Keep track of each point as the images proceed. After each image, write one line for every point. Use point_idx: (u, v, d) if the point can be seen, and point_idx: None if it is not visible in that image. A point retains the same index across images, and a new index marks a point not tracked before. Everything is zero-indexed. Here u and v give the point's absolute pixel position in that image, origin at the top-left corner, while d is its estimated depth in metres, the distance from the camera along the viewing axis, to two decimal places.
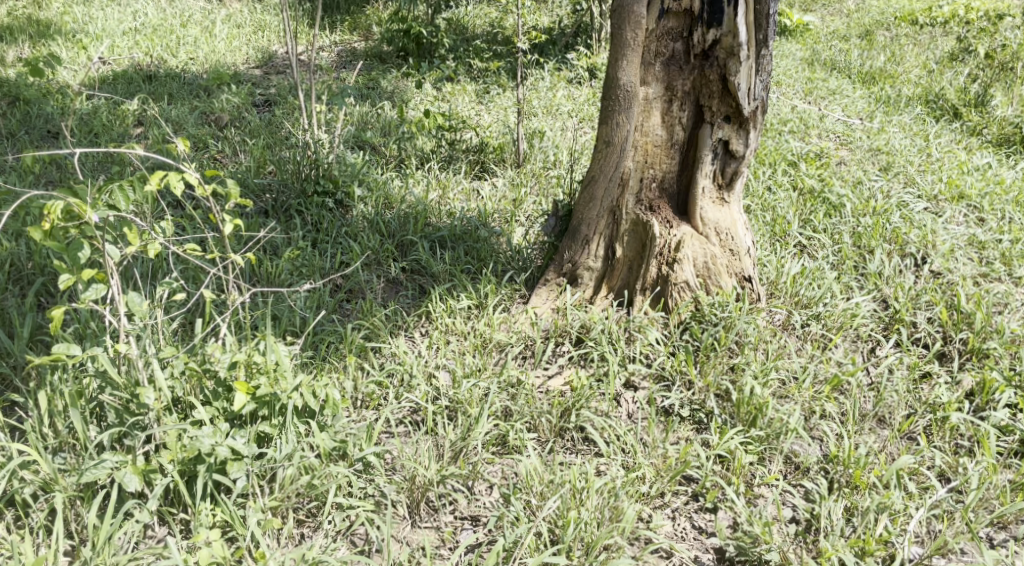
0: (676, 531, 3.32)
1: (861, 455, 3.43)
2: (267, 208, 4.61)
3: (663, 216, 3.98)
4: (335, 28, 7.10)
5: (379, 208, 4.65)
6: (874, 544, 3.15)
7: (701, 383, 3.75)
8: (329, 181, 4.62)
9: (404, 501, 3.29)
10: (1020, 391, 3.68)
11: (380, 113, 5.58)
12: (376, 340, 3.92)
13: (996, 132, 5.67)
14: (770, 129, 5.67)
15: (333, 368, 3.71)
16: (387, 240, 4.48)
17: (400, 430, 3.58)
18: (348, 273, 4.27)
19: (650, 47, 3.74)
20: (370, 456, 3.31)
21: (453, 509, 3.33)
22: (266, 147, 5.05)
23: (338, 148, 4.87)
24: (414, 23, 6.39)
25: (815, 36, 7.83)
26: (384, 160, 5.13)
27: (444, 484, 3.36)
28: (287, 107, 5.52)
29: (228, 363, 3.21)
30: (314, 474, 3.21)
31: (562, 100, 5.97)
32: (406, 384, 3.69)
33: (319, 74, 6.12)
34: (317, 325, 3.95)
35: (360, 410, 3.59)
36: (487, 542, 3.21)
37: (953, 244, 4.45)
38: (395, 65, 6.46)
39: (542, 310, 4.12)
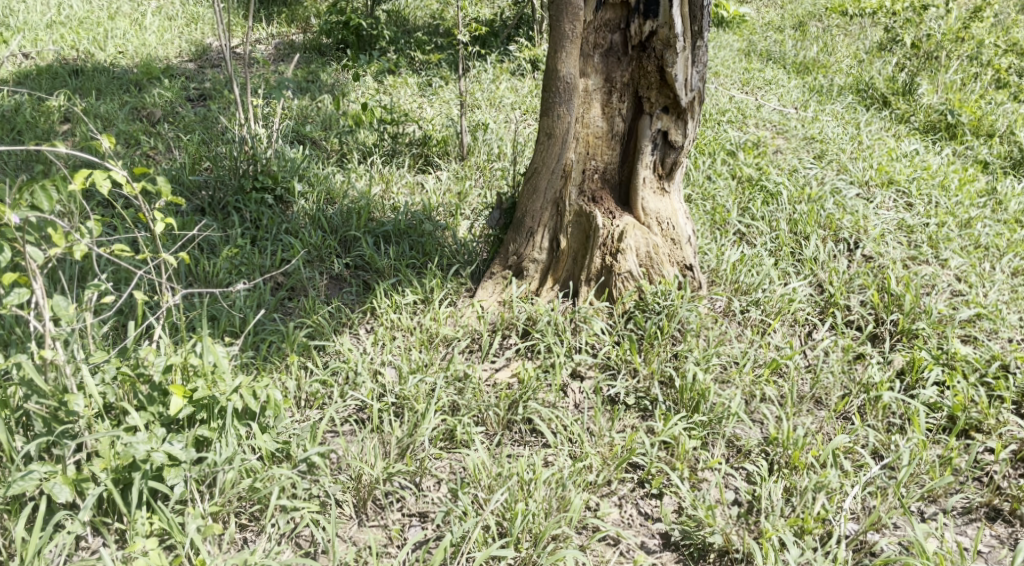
0: (622, 518, 3.38)
1: (799, 436, 3.52)
2: (203, 206, 4.55)
3: (606, 207, 4.03)
4: (271, 20, 7.03)
5: (321, 204, 4.63)
6: (812, 522, 3.24)
7: (645, 370, 3.82)
8: (267, 176, 4.59)
9: (350, 501, 3.30)
10: (948, 369, 3.80)
11: (320, 106, 5.54)
12: (320, 338, 3.91)
13: (923, 120, 5.82)
14: (709, 120, 5.77)
15: (275, 367, 3.69)
16: (329, 235, 4.46)
17: (346, 428, 3.59)
18: (290, 272, 4.25)
19: (588, 38, 3.77)
20: (314, 456, 3.30)
21: (401, 506, 3.34)
22: (201, 143, 4.99)
23: (277, 144, 4.83)
24: (353, 15, 6.35)
25: (751, 27, 7.97)
26: (325, 154, 5.11)
27: (391, 482, 3.36)
28: (223, 101, 5.46)
29: (163, 366, 3.15)
30: (257, 477, 3.21)
31: (505, 92, 5.99)
32: (351, 382, 3.69)
33: (257, 68, 6.06)
34: (259, 324, 3.93)
35: (304, 409, 3.58)
36: (435, 537, 3.23)
37: (883, 229, 4.58)
38: (335, 58, 6.43)
39: (488, 303, 4.16)
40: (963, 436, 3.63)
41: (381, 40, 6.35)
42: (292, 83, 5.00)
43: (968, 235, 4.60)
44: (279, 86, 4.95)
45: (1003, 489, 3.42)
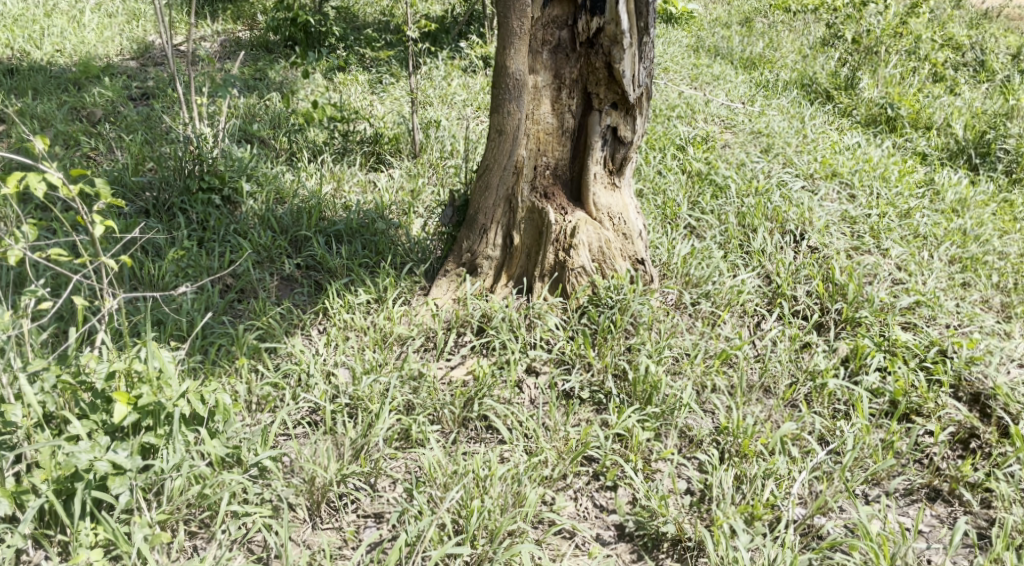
0: (578, 511, 3.42)
1: (748, 424, 3.59)
2: (147, 208, 4.50)
3: (558, 203, 4.07)
4: (216, 16, 6.96)
5: (270, 204, 4.61)
6: (762, 508, 3.31)
7: (599, 364, 3.86)
8: (214, 177, 4.54)
9: (303, 504, 3.29)
10: (889, 355, 3.90)
11: (268, 105, 5.50)
12: (271, 340, 3.89)
13: (864, 113, 5.95)
14: (659, 116, 5.84)
15: (224, 371, 3.67)
16: (279, 236, 4.44)
17: (298, 431, 3.58)
18: (239, 273, 4.22)
19: (536, 35, 3.79)
20: (266, 460, 3.30)
21: (356, 508, 3.35)
22: (144, 144, 4.94)
23: (224, 143, 4.79)
24: (300, 12, 6.31)
25: (699, 23, 8.07)
26: (274, 153, 5.08)
27: (345, 483, 3.37)
28: (166, 100, 5.39)
29: (105, 374, 3.14)
30: (206, 484, 3.20)
31: (457, 89, 5.99)
32: (303, 384, 3.68)
33: (203, 66, 6.00)
34: (207, 327, 3.90)
35: (255, 413, 3.56)
36: (390, 538, 3.24)
37: (828, 220, 4.68)
38: (282, 56, 6.39)
39: (442, 301, 4.17)
40: (905, 420, 3.73)
41: (329, 37, 6.32)
42: (238, 81, 4.96)
43: (908, 225, 4.71)
44: (224, 84, 4.90)
45: (942, 470, 3.53)
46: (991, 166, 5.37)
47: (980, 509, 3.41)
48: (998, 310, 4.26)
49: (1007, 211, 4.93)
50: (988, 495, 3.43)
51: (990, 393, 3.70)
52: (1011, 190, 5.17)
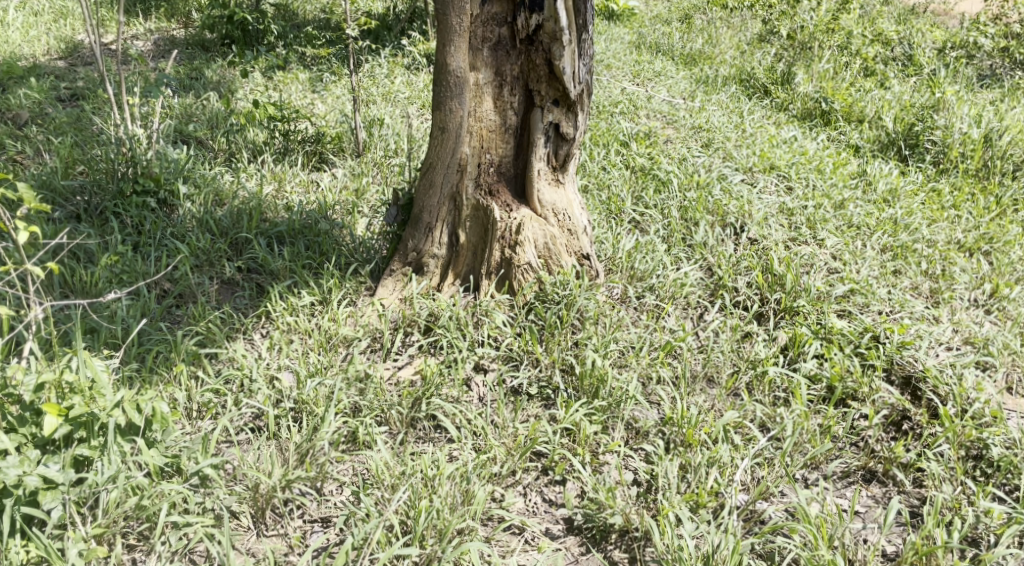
0: (527, 507, 3.46)
1: (692, 415, 3.65)
2: (78, 212, 4.43)
3: (503, 200, 4.09)
4: (148, 14, 6.87)
5: (208, 206, 4.56)
6: (706, 496, 3.39)
7: (547, 359, 3.90)
8: (148, 179, 4.49)
9: (247, 511, 3.28)
10: (826, 342, 4.00)
11: (205, 104, 5.44)
12: (212, 345, 3.86)
13: (800, 108, 6.09)
14: (602, 112, 5.90)
15: (161, 379, 3.63)
16: (219, 238, 4.40)
17: (241, 437, 3.56)
18: (177, 277, 4.17)
19: (476, 32, 3.81)
20: (207, 468, 3.27)
21: (302, 513, 3.33)
22: (74, 146, 4.85)
23: (159, 145, 4.73)
24: (237, 9, 6.24)
25: (640, 20, 8.15)
26: (212, 154, 5.02)
27: (290, 489, 3.34)
28: (97, 101, 5.31)
29: (34, 386, 3.08)
30: (144, 495, 3.16)
31: (400, 86, 5.99)
32: (246, 389, 3.65)
33: (136, 66, 5.92)
34: (144, 333, 3.86)
35: (196, 421, 3.54)
36: (337, 543, 3.24)
37: (766, 212, 4.77)
38: (219, 54, 6.31)
39: (389, 301, 4.17)
40: (841, 404, 3.83)
41: (268, 35, 6.31)
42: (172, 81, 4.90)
43: (842, 216, 4.83)
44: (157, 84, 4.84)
45: (876, 452, 3.63)
46: (920, 157, 5.53)
47: (912, 488, 3.52)
48: (928, 296, 4.39)
49: (936, 200, 5.08)
50: (919, 474, 3.55)
51: (920, 375, 3.82)
52: (939, 180, 5.32)
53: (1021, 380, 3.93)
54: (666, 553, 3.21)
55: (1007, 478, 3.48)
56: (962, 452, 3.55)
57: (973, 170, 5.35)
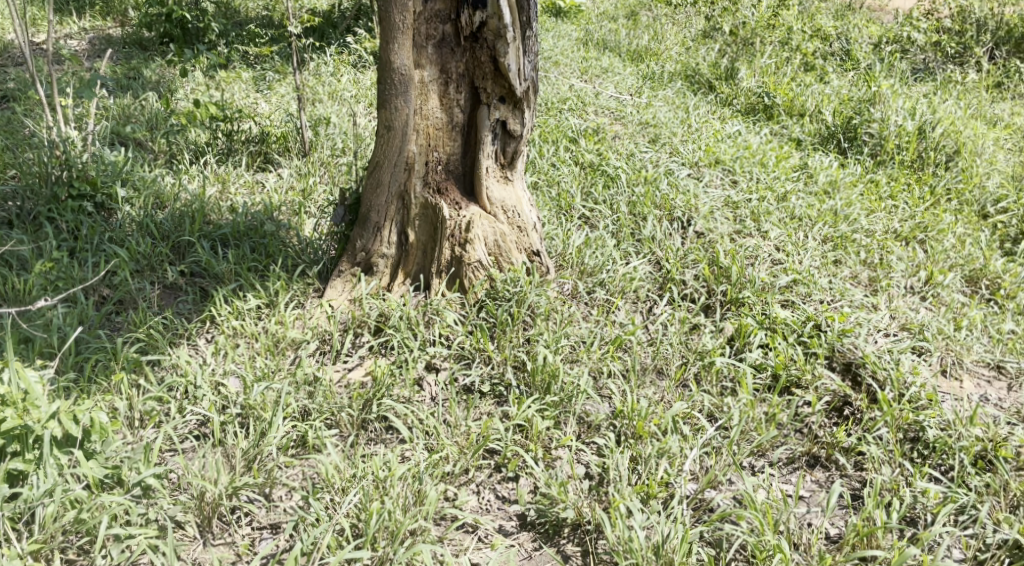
0: (480, 505, 3.47)
1: (642, 407, 3.70)
2: (11, 217, 4.35)
3: (451, 199, 4.09)
4: (82, 13, 6.74)
5: (148, 209, 4.50)
6: (656, 487, 3.44)
7: (499, 357, 3.93)
8: (84, 183, 4.42)
9: (193, 521, 3.23)
10: (770, 332, 4.08)
11: (143, 105, 5.37)
12: (154, 352, 3.81)
13: (744, 103, 6.20)
14: (550, 109, 5.94)
15: (100, 389, 3.58)
16: (160, 242, 4.34)
17: (185, 445, 3.52)
18: (116, 283, 4.11)
19: (419, 29, 3.81)
20: (149, 478, 3.22)
21: (250, 520, 3.31)
22: (5, 150, 4.76)
23: (94, 148, 4.66)
24: (175, 7, 6.15)
25: (587, 17, 8.20)
26: (151, 156, 4.96)
27: (237, 496, 3.31)
28: (30, 103, 5.21)
29: None
30: (83, 508, 3.10)
31: (346, 84, 5.96)
32: (190, 396, 3.62)
33: (70, 66, 5.81)
34: (81, 341, 3.80)
35: (137, 430, 3.49)
36: (286, 549, 3.22)
37: (712, 206, 4.84)
38: (158, 53, 6.23)
39: (338, 303, 4.16)
40: (786, 392, 3.91)
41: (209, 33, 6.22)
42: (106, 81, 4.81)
43: (785, 208, 4.91)
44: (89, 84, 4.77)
45: (820, 438, 3.72)
46: (858, 149, 5.65)
47: (854, 471, 3.62)
48: (867, 285, 4.49)
49: (874, 191, 5.20)
50: (860, 458, 3.64)
51: (860, 362, 3.91)
52: (877, 171, 5.45)
53: (955, 364, 4.04)
54: (618, 545, 3.25)
55: (942, 459, 3.58)
56: (900, 434, 3.65)
57: (909, 162, 5.48)
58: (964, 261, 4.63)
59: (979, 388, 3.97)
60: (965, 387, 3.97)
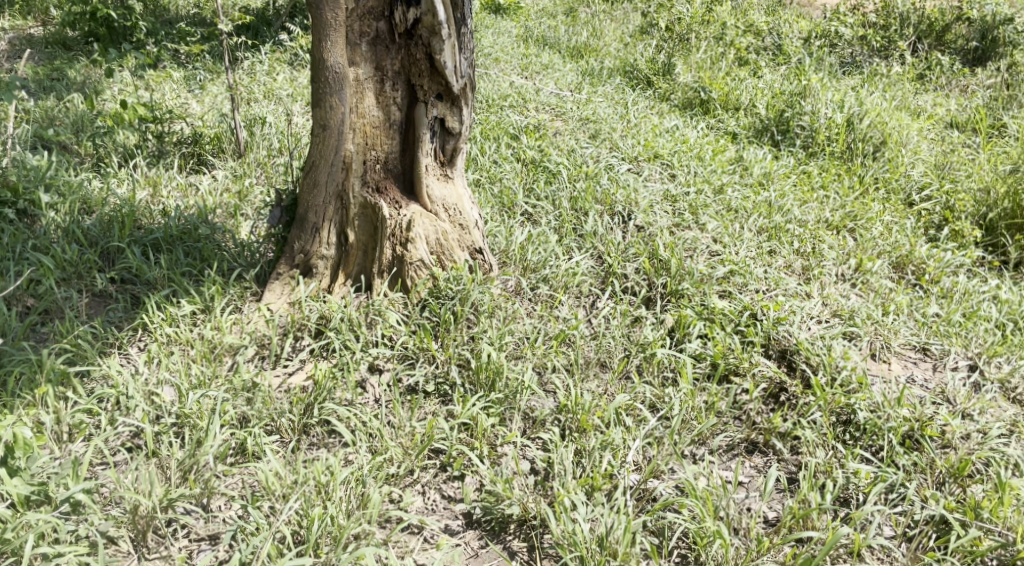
0: (426, 505, 3.47)
1: (585, 401, 3.73)
2: None
3: (391, 198, 4.08)
4: (2, 12, 6.57)
5: (74, 215, 4.40)
6: (600, 480, 3.47)
7: (443, 356, 3.92)
8: (5, 189, 4.31)
9: (126, 536, 3.17)
10: (709, 322, 4.13)
11: (68, 107, 5.25)
12: (83, 363, 3.74)
13: (681, 97, 6.28)
14: (491, 106, 5.94)
15: (25, 402, 3.50)
16: (87, 249, 4.24)
17: (117, 458, 3.45)
18: (41, 292, 4.02)
19: (353, 26, 3.78)
20: (78, 494, 3.16)
21: (187, 532, 3.26)
22: None
23: (15, 153, 4.54)
24: (99, 5, 6.02)
25: (526, 13, 8.23)
26: (77, 160, 4.85)
27: (173, 508, 3.26)
28: None
29: None
30: (7, 527, 3.05)
31: (282, 83, 5.90)
32: (122, 407, 3.55)
33: None
34: (5, 353, 3.71)
35: (65, 444, 3.43)
36: (225, 560, 3.19)
37: (651, 200, 4.89)
38: (82, 53, 6.10)
39: (276, 306, 4.11)
40: (725, 380, 3.96)
41: (136, 31, 6.09)
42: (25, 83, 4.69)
43: (721, 200, 4.99)
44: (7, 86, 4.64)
45: (757, 424, 3.78)
46: (791, 142, 5.76)
47: (790, 455, 3.69)
48: (800, 274, 4.57)
49: (806, 181, 5.30)
50: (796, 442, 3.71)
51: (794, 349, 3.99)
52: (808, 163, 5.56)
53: (883, 348, 4.14)
54: (562, 539, 3.28)
55: (872, 440, 3.67)
56: (833, 418, 3.73)
57: (839, 153, 5.60)
58: (891, 247, 4.74)
59: (906, 370, 4.08)
60: (893, 369, 4.07)
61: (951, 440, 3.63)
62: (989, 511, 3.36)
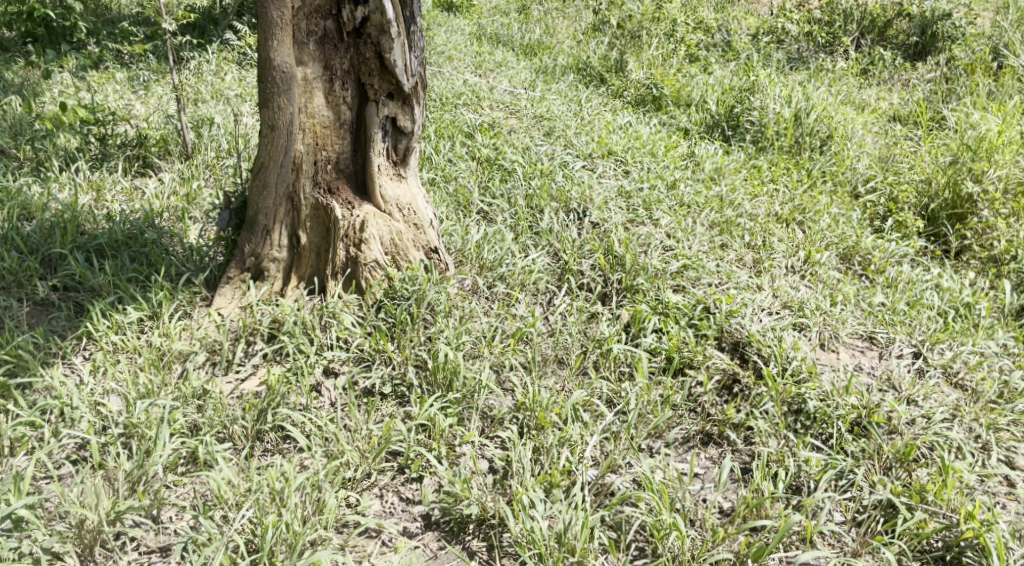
0: (383, 508, 3.43)
1: (543, 398, 3.72)
2: None
3: (343, 198, 4.03)
4: None
5: (14, 221, 4.29)
6: (559, 476, 3.46)
7: (399, 357, 3.88)
8: None
9: (73, 551, 3.10)
10: (664, 317, 4.14)
11: (7, 110, 5.13)
12: (24, 374, 3.65)
13: (634, 94, 6.30)
14: (445, 104, 5.91)
15: None
16: (28, 256, 4.14)
17: (62, 471, 3.38)
18: None
19: (299, 25, 3.72)
20: (20, 510, 3.09)
21: (137, 545, 3.20)
22: None
23: None
24: (36, 5, 5.87)
25: (479, 11, 8.21)
26: (16, 165, 4.74)
27: (121, 521, 3.20)
28: None
29: None
30: None
31: (230, 83, 5.81)
32: (66, 418, 3.47)
33: None
34: None
35: (8, 458, 3.35)
36: None
37: (606, 196, 4.90)
38: (20, 55, 5.97)
39: (227, 311, 4.05)
40: (679, 373, 3.98)
41: (75, 31, 5.96)
42: None
43: (674, 196, 5.01)
44: None
45: (712, 416, 3.81)
46: (740, 137, 5.81)
47: (744, 446, 3.72)
48: (751, 267, 4.61)
49: (756, 175, 5.35)
50: (749, 433, 3.74)
51: (746, 341, 4.01)
52: (758, 158, 5.61)
53: (832, 337, 4.18)
54: (520, 537, 3.27)
55: (823, 429, 3.71)
56: (784, 408, 3.76)
57: (787, 147, 5.66)
58: (838, 239, 4.80)
59: (854, 358, 4.12)
60: (842, 358, 4.11)
61: (897, 426, 3.68)
62: (934, 494, 3.41)
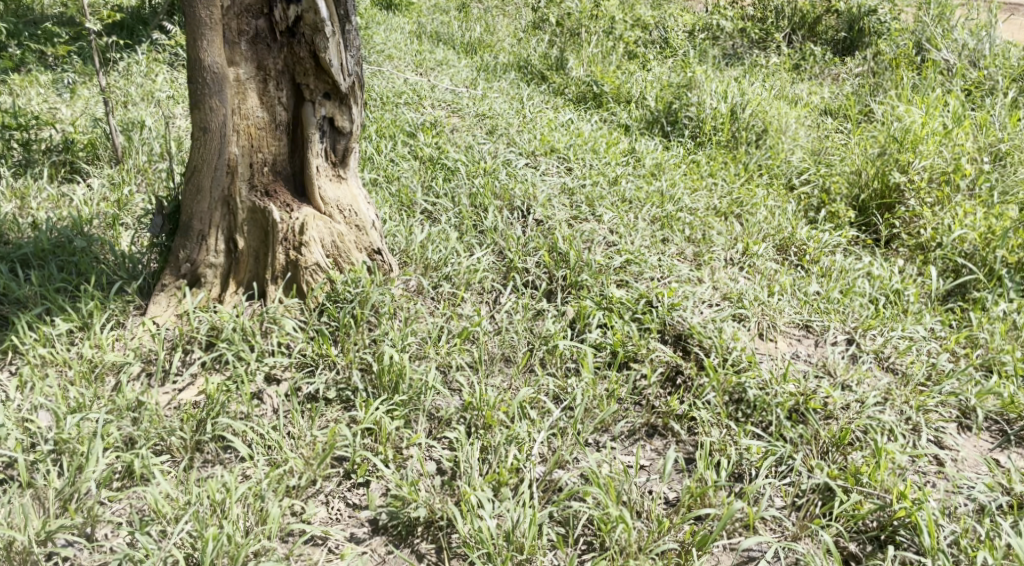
0: (330, 515, 3.37)
1: (489, 396, 3.68)
2: None
3: (281, 201, 3.95)
4: None
5: None
6: (507, 475, 3.43)
7: (343, 361, 3.82)
8: None
9: None
10: (608, 312, 4.14)
11: None
12: None
13: (575, 91, 6.30)
14: (386, 104, 5.85)
15: None
16: None
17: None
18: None
19: (230, 25, 3.64)
20: None
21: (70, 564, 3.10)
22: None
23: None
24: None
25: (418, 10, 8.14)
26: None
27: (53, 541, 3.10)
28: None
29: None
30: None
31: (162, 85, 5.68)
32: None
33: None
34: None
35: None
36: None
37: (549, 194, 4.88)
38: None
39: (162, 319, 3.94)
40: (624, 367, 3.98)
41: None
42: None
43: (616, 191, 5.01)
44: None
45: (656, 408, 3.81)
46: (680, 132, 5.84)
47: (688, 437, 3.73)
48: (692, 260, 4.63)
49: (695, 170, 5.38)
50: (693, 424, 3.75)
51: (688, 333, 4.03)
52: (697, 152, 5.64)
53: (770, 327, 4.22)
54: (468, 538, 3.23)
55: (763, 417, 3.73)
56: (726, 398, 3.78)
57: (724, 142, 5.70)
58: (774, 230, 4.85)
59: (791, 347, 4.17)
60: (779, 347, 4.15)
61: (832, 411, 3.72)
62: (868, 476, 3.45)
